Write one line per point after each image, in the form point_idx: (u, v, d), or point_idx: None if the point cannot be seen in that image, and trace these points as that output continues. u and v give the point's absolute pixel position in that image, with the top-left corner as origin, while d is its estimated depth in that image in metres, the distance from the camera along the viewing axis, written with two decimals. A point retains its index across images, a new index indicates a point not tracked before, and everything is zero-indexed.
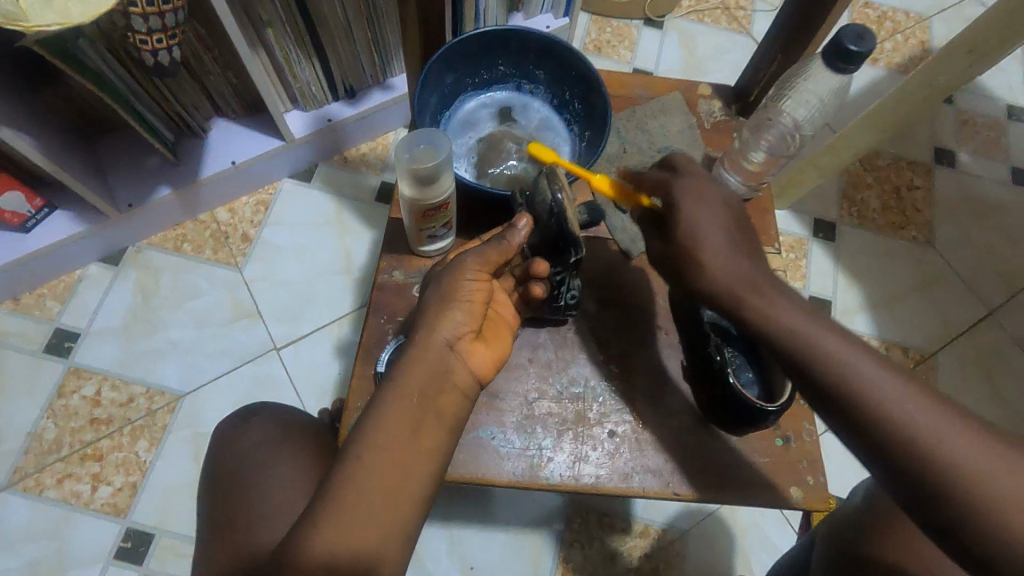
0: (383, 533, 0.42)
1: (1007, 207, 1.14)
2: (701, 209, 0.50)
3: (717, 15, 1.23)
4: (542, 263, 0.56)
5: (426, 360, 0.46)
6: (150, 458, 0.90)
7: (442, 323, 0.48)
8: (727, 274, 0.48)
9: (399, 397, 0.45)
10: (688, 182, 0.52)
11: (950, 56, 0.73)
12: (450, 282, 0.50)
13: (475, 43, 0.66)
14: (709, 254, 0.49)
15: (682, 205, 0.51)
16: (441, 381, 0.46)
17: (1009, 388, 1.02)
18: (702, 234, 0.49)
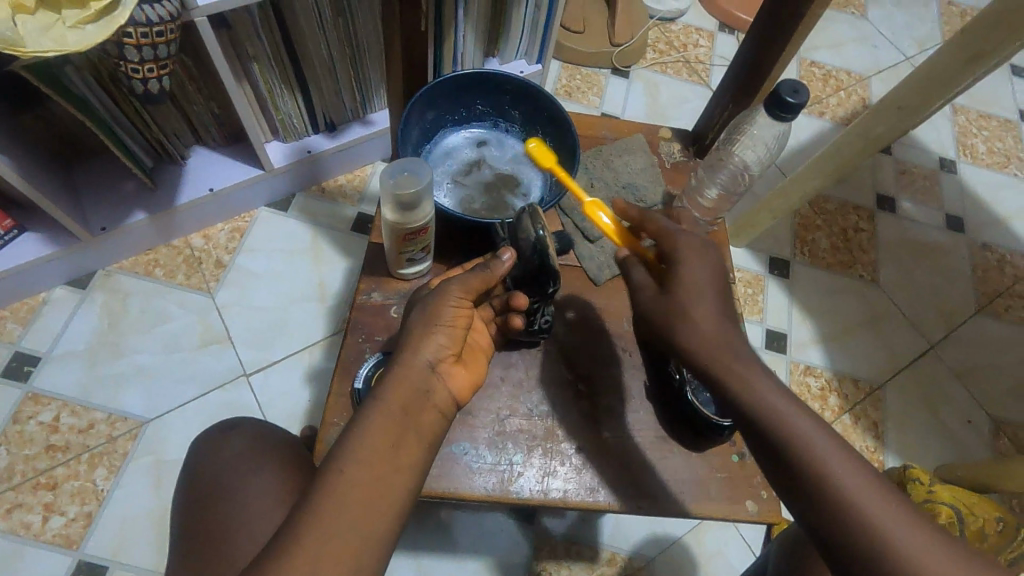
0: (364, 541, 0.41)
1: (943, 249, 1.24)
2: (702, 270, 0.51)
3: (678, 67, 1.33)
4: (523, 297, 0.58)
5: (408, 376, 0.47)
6: (108, 486, 0.87)
7: (425, 344, 0.49)
8: (717, 332, 0.49)
9: (379, 412, 0.45)
10: (690, 253, 0.52)
11: (883, 111, 0.82)
12: (433, 307, 0.51)
13: (456, 82, 0.71)
14: (705, 313, 0.49)
15: (684, 263, 0.51)
16: (422, 400, 0.47)
17: (951, 418, 1.09)
18: (701, 294, 0.50)
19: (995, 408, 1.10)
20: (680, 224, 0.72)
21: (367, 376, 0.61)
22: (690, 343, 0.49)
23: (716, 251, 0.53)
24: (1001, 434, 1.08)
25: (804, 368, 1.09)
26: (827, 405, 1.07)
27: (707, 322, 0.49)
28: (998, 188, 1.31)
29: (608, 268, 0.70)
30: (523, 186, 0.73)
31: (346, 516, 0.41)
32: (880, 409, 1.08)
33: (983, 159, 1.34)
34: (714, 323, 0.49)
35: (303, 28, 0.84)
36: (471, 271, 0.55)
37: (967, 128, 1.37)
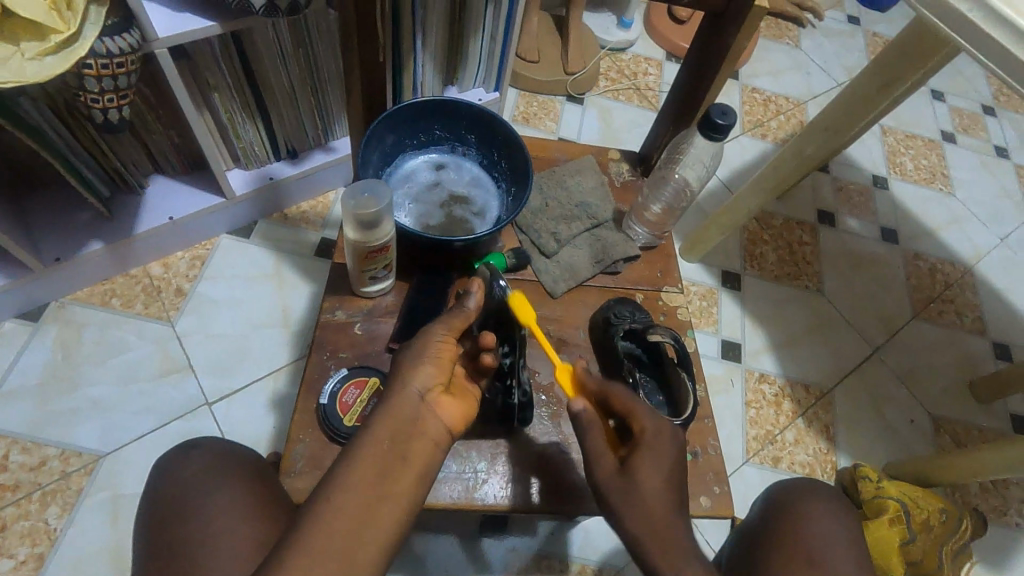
0: (346, 567, 0.41)
1: (880, 260, 1.32)
2: (662, 460, 0.52)
3: (630, 94, 1.40)
4: (489, 336, 0.58)
5: (398, 405, 0.48)
6: (61, 525, 0.84)
7: (414, 375, 0.51)
8: (663, 517, 0.49)
9: (369, 439, 0.46)
10: (651, 442, 0.53)
11: (813, 131, 0.88)
12: (423, 344, 0.54)
13: (413, 108, 0.74)
14: (651, 496, 0.50)
15: (648, 453, 0.52)
16: (411, 427, 0.48)
17: (895, 417, 1.15)
18: (653, 479, 0.51)
19: (935, 407, 1.18)
20: (629, 238, 0.77)
21: (332, 391, 0.63)
22: (637, 522, 0.49)
23: (678, 446, 0.54)
24: (941, 431, 1.15)
25: (758, 376, 1.15)
26: (781, 410, 1.12)
27: (655, 504, 0.50)
28: (926, 201, 1.42)
29: (564, 281, 0.73)
30: (480, 207, 0.77)
31: (333, 540, 0.41)
32: (831, 412, 1.14)
33: (911, 176, 1.45)
34: (663, 506, 0.50)
35: (263, 58, 0.86)
36: (450, 312, 0.58)
37: (896, 147, 1.48)
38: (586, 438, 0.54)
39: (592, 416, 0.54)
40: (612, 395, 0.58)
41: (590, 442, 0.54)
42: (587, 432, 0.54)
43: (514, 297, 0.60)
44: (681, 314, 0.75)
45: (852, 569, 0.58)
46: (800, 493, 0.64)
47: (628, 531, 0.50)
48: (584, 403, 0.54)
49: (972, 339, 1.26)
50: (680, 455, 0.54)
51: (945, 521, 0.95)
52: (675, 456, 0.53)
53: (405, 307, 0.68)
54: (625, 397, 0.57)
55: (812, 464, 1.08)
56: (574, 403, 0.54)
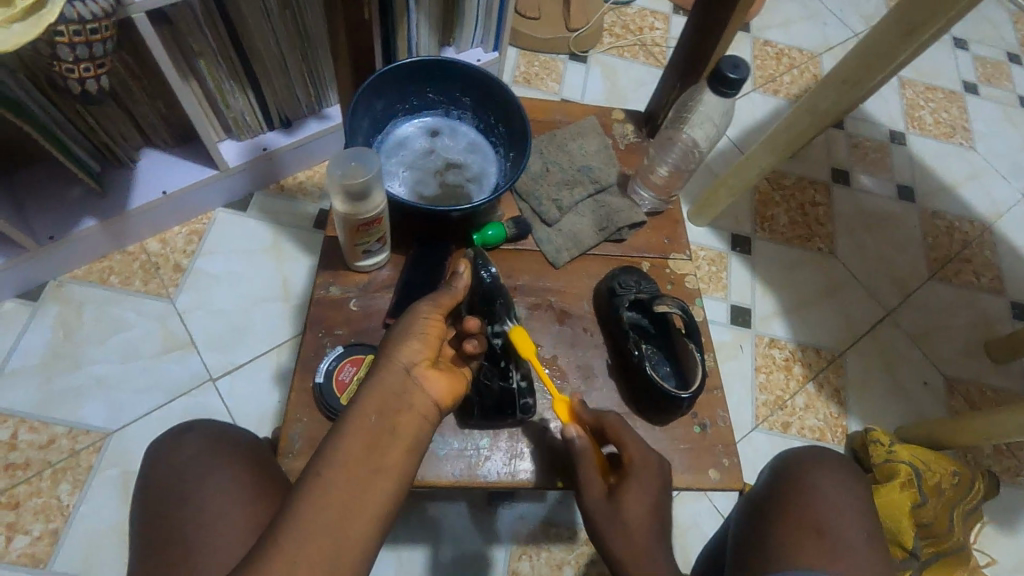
0: (339, 544, 0.40)
1: (896, 219, 1.28)
2: (649, 491, 0.54)
3: (635, 51, 1.33)
4: (472, 321, 0.57)
5: (385, 379, 0.47)
6: (73, 501, 0.85)
7: (400, 350, 0.49)
8: (645, 544, 0.51)
9: (357, 411, 0.44)
10: (638, 465, 0.56)
11: (829, 85, 0.84)
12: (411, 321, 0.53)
13: (403, 70, 0.70)
14: (637, 526, 0.52)
15: (637, 484, 0.54)
16: (400, 397, 0.46)
17: (908, 380, 1.13)
18: (639, 506, 0.53)
19: (949, 368, 1.15)
20: (634, 204, 0.74)
21: (328, 370, 0.62)
22: (622, 543, 0.52)
23: (664, 476, 0.56)
24: (955, 393, 1.13)
25: (769, 341, 1.12)
26: (791, 375, 1.10)
27: (639, 530, 0.52)
28: (945, 157, 1.36)
29: (566, 250, 0.71)
30: (477, 174, 0.74)
31: (325, 518, 0.40)
32: (842, 376, 1.12)
33: (930, 130, 1.39)
34: (645, 534, 0.52)
35: (248, 21, 0.82)
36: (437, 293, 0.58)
37: (914, 100, 1.42)
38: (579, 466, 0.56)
39: (585, 445, 0.56)
40: (607, 424, 0.59)
41: (581, 468, 0.55)
42: (578, 461, 0.56)
43: (515, 331, 0.60)
44: (689, 282, 0.72)
45: (860, 536, 0.57)
46: (809, 462, 0.62)
47: (614, 559, 0.52)
48: (578, 429, 0.57)
49: (989, 299, 1.23)
50: (665, 483, 0.56)
51: (957, 484, 0.95)
52: (660, 490, 0.55)
53: (400, 281, 0.66)
54: (618, 425, 0.58)
55: (822, 429, 1.07)
56: (568, 429, 0.56)
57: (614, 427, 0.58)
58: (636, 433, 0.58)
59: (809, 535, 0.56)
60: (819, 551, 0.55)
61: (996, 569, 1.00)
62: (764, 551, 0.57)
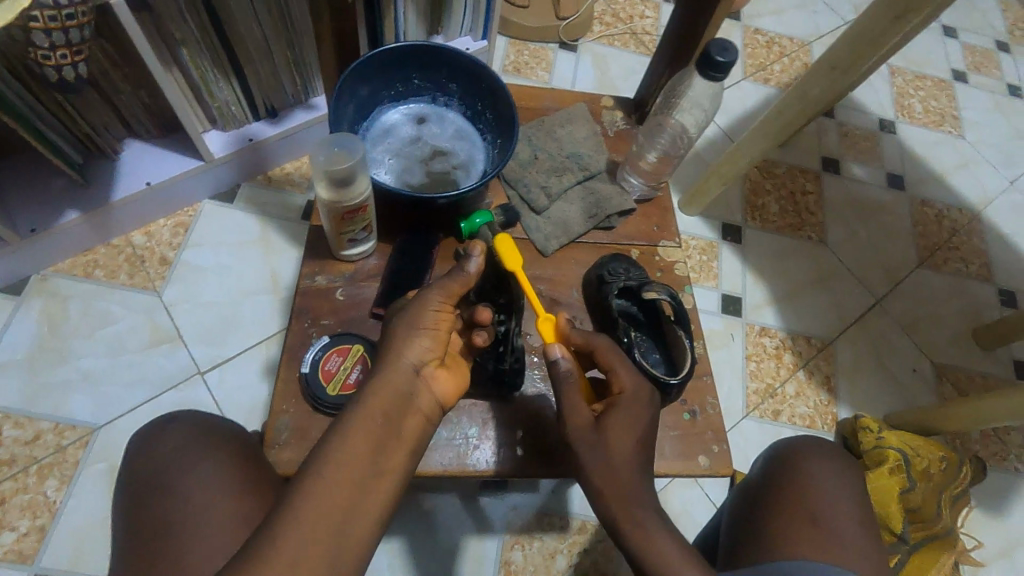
0: (328, 535, 0.39)
1: (886, 207, 1.28)
2: (634, 422, 0.54)
3: (626, 39, 1.33)
4: (485, 312, 0.56)
5: (393, 380, 0.47)
6: (60, 497, 0.84)
7: (409, 348, 0.49)
8: (627, 474, 0.51)
9: (365, 412, 0.45)
10: (628, 397, 0.55)
11: (819, 71, 0.83)
12: (416, 305, 0.52)
13: (388, 56, 0.69)
14: (621, 454, 0.52)
15: (623, 412, 0.54)
16: (406, 404, 0.47)
17: (897, 367, 1.14)
18: (625, 434, 0.53)
19: (937, 355, 1.16)
20: (624, 191, 0.74)
21: (314, 360, 0.62)
22: (603, 472, 0.52)
23: (653, 410, 0.56)
24: (943, 379, 1.14)
25: (759, 329, 1.13)
26: (782, 363, 1.11)
27: (621, 460, 0.52)
28: (935, 145, 1.36)
29: (555, 238, 0.70)
30: (465, 161, 0.73)
31: (311, 510, 0.39)
32: (832, 363, 1.12)
33: (920, 119, 1.39)
34: (629, 462, 0.52)
35: (232, 8, 0.80)
36: (449, 275, 0.55)
37: (904, 89, 1.42)
38: (561, 389, 0.55)
39: (570, 369, 0.55)
40: (596, 347, 0.59)
41: (566, 393, 0.55)
42: (563, 386, 0.55)
43: (500, 240, 0.61)
44: (679, 270, 0.72)
45: (853, 524, 0.57)
46: (799, 450, 0.62)
47: (594, 486, 0.52)
48: (563, 352, 0.56)
49: (977, 286, 1.24)
50: (652, 416, 0.56)
51: (945, 468, 0.96)
52: (649, 422, 0.55)
53: (388, 270, 0.66)
54: (609, 355, 0.58)
55: (812, 417, 1.08)
56: (553, 351, 0.55)
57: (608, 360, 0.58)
58: (627, 364, 0.58)
59: (803, 524, 0.56)
60: (818, 543, 0.55)
61: (984, 552, 1.01)
62: (758, 540, 0.57)
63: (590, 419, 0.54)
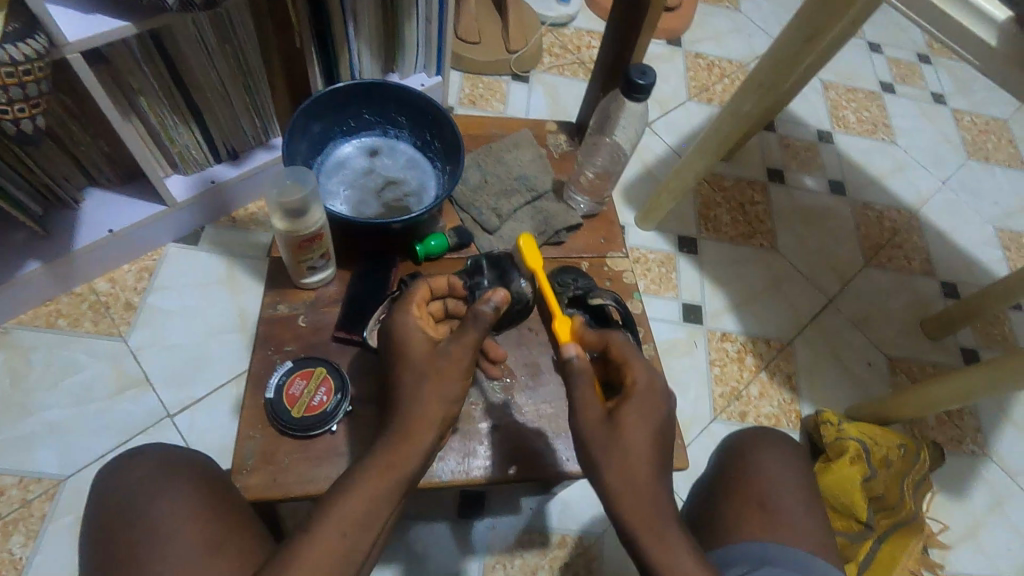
0: None
1: (830, 211, 1.36)
2: (650, 416, 0.50)
3: (574, 68, 1.39)
4: (498, 349, 0.64)
5: (415, 448, 0.49)
6: (26, 553, 0.82)
7: (433, 417, 0.51)
8: (644, 479, 0.48)
9: (385, 476, 0.48)
10: (644, 391, 0.51)
11: (748, 89, 0.89)
12: (442, 366, 0.52)
13: (337, 93, 0.73)
14: (637, 455, 0.48)
15: (637, 406, 0.50)
16: (419, 464, 0.50)
17: (853, 362, 1.19)
18: (638, 432, 0.49)
19: (889, 348, 1.22)
20: (570, 208, 0.79)
21: (278, 385, 0.64)
22: (620, 478, 0.48)
23: (668, 403, 0.52)
24: (897, 370, 1.20)
25: (720, 335, 1.17)
26: (744, 365, 1.15)
27: (638, 460, 0.48)
28: (870, 152, 1.45)
29: None
30: (417, 189, 0.77)
31: None
32: (792, 363, 1.17)
33: (854, 128, 1.48)
34: (645, 463, 0.48)
35: (188, 57, 0.83)
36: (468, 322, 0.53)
37: (838, 102, 1.51)
38: (574, 386, 0.51)
39: (585, 366, 0.52)
40: (610, 344, 0.56)
41: (578, 390, 0.51)
42: (576, 381, 0.51)
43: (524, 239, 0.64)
44: (627, 278, 0.76)
45: (802, 506, 0.60)
46: (748, 442, 0.66)
47: (610, 490, 0.48)
48: (578, 350, 0.52)
49: (921, 281, 1.31)
50: (669, 411, 0.52)
51: (903, 455, 1.00)
52: (665, 417, 0.51)
53: (348, 295, 0.69)
54: (623, 350, 0.55)
55: (777, 416, 1.11)
56: (568, 350, 0.51)
57: (622, 357, 0.54)
58: (641, 357, 0.55)
59: (755, 508, 0.60)
60: (769, 522, 0.58)
61: (950, 535, 1.05)
62: (714, 530, 0.60)
63: (606, 419, 0.50)
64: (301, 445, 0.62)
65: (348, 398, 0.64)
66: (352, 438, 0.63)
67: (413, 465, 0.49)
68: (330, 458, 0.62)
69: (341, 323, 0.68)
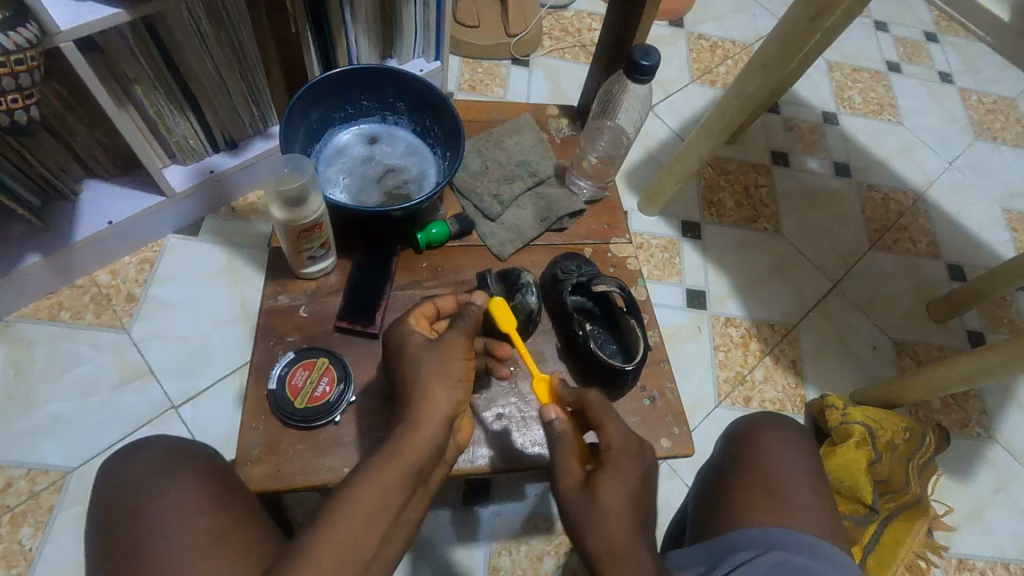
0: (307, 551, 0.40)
1: (836, 194, 1.34)
2: (625, 478, 0.50)
3: (575, 52, 1.37)
4: (505, 349, 0.64)
5: (423, 435, 0.49)
6: (35, 544, 0.82)
7: (439, 403, 0.51)
8: (623, 535, 0.47)
9: (393, 463, 0.47)
10: (616, 455, 0.52)
11: (752, 70, 0.88)
12: (444, 351, 0.54)
13: (334, 79, 0.72)
14: (616, 515, 0.48)
15: (612, 471, 0.51)
16: (432, 450, 0.49)
17: (859, 346, 1.19)
18: (613, 491, 0.49)
19: (895, 332, 1.21)
20: (573, 194, 0.78)
21: (280, 375, 0.64)
22: (600, 536, 0.47)
23: (643, 469, 0.53)
24: (903, 354, 1.19)
25: (725, 320, 1.16)
26: (749, 351, 1.14)
27: (617, 521, 0.48)
28: (876, 133, 1.43)
29: (510, 243, 0.75)
30: (417, 176, 0.76)
31: None
32: (797, 348, 1.16)
33: (860, 109, 1.46)
34: (623, 522, 0.47)
35: (182, 45, 0.81)
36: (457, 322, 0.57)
37: (844, 82, 1.49)
38: (555, 452, 0.53)
39: (564, 429, 0.53)
40: (587, 404, 0.57)
41: (558, 454, 0.53)
42: (555, 446, 0.53)
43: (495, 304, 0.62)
44: (631, 264, 0.76)
45: (809, 492, 0.60)
46: (754, 428, 0.65)
47: (590, 553, 0.47)
48: (558, 412, 0.54)
49: (927, 263, 1.29)
50: (644, 475, 0.52)
51: (908, 439, 0.99)
52: (640, 477, 0.52)
53: (349, 284, 0.69)
54: (598, 408, 0.56)
55: (782, 400, 1.11)
56: (547, 412, 0.54)
57: (598, 418, 0.56)
58: (618, 419, 0.56)
59: (763, 494, 0.59)
60: (771, 508, 0.58)
61: (955, 517, 1.05)
62: (721, 516, 0.59)
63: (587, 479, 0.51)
64: (305, 436, 0.62)
65: (351, 388, 0.64)
66: (356, 428, 0.63)
67: (423, 451, 0.49)
68: (335, 447, 0.62)
69: (343, 312, 0.67)
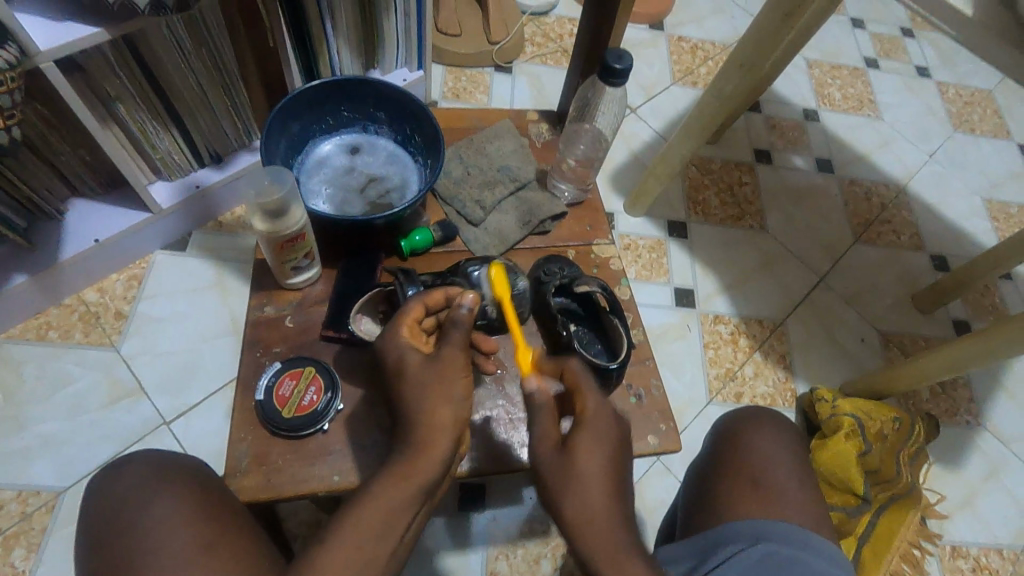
0: None
1: (819, 189, 1.36)
2: (603, 444, 0.49)
3: (558, 57, 1.39)
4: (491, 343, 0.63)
5: (430, 459, 0.48)
6: (29, 566, 0.82)
7: (443, 428, 0.50)
8: (599, 506, 0.46)
9: (394, 483, 0.47)
10: (596, 420, 0.51)
11: (728, 69, 0.89)
12: (443, 370, 0.52)
13: (313, 91, 0.72)
14: (594, 486, 0.47)
15: (590, 433, 0.50)
16: (436, 472, 0.49)
17: (847, 339, 1.20)
18: (590, 459, 0.48)
19: (882, 324, 1.23)
20: (554, 197, 0.79)
21: (267, 387, 0.64)
22: (576, 507, 0.46)
23: (621, 431, 0.52)
24: (890, 345, 1.21)
25: (713, 317, 1.17)
26: (738, 347, 1.15)
27: (594, 494, 0.47)
28: (855, 128, 1.45)
29: (492, 246, 0.76)
30: (399, 184, 0.76)
31: None
32: (786, 343, 1.17)
33: (840, 105, 1.48)
34: (601, 495, 0.47)
35: (164, 61, 0.82)
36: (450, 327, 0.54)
37: (823, 80, 1.51)
38: (533, 420, 0.51)
39: (545, 400, 0.51)
40: (565, 372, 0.56)
41: (535, 420, 0.51)
42: (535, 413, 0.51)
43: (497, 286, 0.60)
44: (614, 264, 0.77)
45: (795, 484, 0.61)
46: (740, 423, 0.66)
47: (567, 520, 0.47)
48: (538, 381, 0.51)
49: (911, 255, 1.31)
50: (623, 438, 0.52)
51: (897, 429, 1.00)
52: (619, 440, 0.51)
53: (334, 293, 0.69)
54: (577, 377, 0.54)
55: (773, 395, 1.12)
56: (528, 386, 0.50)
57: (575, 382, 0.54)
58: (594, 384, 0.55)
59: (750, 487, 0.60)
60: (755, 501, 0.59)
61: (947, 505, 1.05)
62: (709, 511, 0.60)
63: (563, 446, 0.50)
64: (294, 445, 0.63)
65: (338, 396, 0.64)
66: (344, 436, 0.63)
67: (427, 473, 0.48)
68: (324, 456, 0.62)
69: (328, 321, 0.67)
